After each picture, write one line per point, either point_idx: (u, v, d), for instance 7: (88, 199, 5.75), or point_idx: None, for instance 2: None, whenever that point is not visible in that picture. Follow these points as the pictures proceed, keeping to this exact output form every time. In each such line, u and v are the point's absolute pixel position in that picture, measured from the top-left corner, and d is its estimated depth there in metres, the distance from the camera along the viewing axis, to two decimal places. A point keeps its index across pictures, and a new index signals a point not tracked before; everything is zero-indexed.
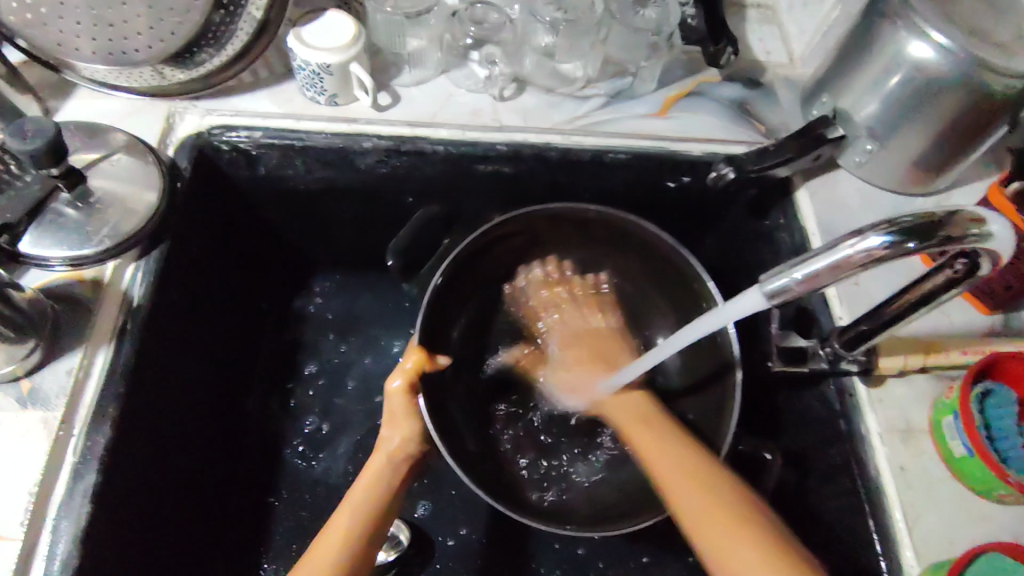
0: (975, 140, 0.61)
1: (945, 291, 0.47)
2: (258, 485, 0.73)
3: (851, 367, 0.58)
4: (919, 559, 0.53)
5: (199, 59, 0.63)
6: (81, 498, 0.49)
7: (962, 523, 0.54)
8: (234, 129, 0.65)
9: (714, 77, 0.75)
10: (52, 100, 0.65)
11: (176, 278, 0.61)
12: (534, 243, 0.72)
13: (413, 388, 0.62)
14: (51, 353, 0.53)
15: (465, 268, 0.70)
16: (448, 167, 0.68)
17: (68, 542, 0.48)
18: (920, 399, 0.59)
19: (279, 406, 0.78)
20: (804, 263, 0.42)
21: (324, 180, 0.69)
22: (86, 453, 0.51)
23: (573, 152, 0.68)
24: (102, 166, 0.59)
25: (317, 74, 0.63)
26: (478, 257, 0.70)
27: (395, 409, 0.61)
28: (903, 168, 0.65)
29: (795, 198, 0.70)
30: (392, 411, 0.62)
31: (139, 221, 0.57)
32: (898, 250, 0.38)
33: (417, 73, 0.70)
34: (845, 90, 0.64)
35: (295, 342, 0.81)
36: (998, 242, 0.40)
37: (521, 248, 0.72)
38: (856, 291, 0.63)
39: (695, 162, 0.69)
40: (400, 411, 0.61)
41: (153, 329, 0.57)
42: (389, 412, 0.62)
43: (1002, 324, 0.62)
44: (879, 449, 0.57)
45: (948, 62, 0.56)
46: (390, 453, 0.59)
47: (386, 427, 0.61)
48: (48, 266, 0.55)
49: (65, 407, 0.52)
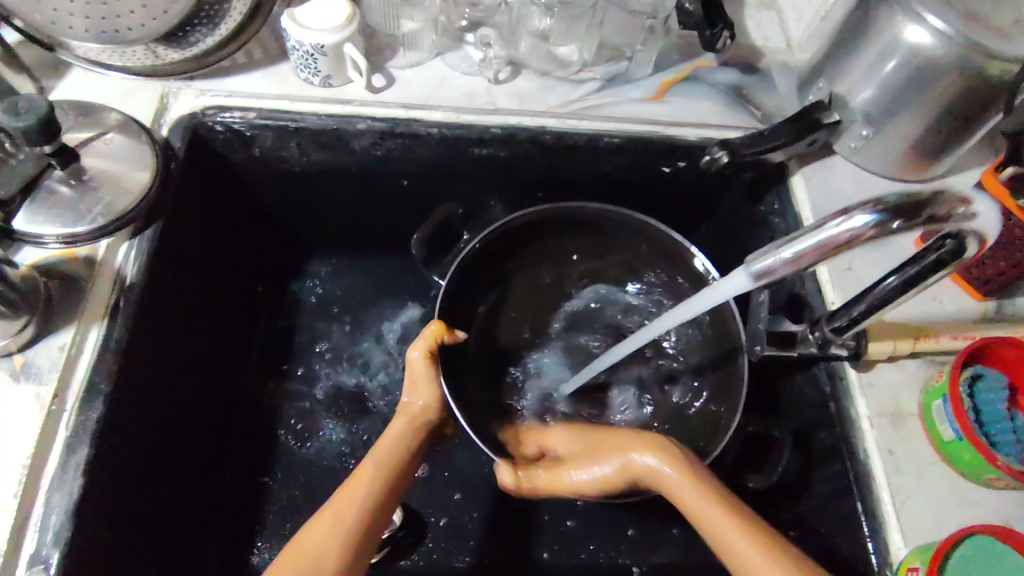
0: (970, 125, 0.60)
1: (932, 274, 0.46)
2: (251, 465, 0.73)
3: (840, 352, 0.57)
4: (906, 541, 0.53)
5: (194, 38, 0.63)
6: (74, 471, 0.50)
7: (949, 504, 0.54)
8: (228, 110, 0.64)
9: (711, 62, 0.74)
10: (47, 79, 0.65)
11: (171, 259, 0.61)
12: (546, 237, 0.74)
13: (433, 358, 0.60)
14: (45, 329, 0.54)
15: (496, 242, 0.71)
16: (443, 149, 0.68)
17: (61, 514, 0.48)
18: (911, 383, 0.59)
19: (273, 389, 0.78)
20: (792, 241, 0.42)
21: (319, 162, 0.69)
22: (79, 428, 0.51)
23: (568, 136, 0.68)
24: (95, 145, 0.59)
25: (311, 55, 0.63)
26: (502, 244, 0.72)
27: (416, 377, 0.60)
28: (901, 153, 0.65)
29: (791, 183, 0.68)
30: (412, 380, 0.60)
31: (132, 200, 0.58)
32: (883, 230, 0.39)
33: (412, 55, 0.70)
34: (840, 75, 0.64)
35: (291, 324, 0.82)
36: (983, 221, 0.41)
37: (536, 239, 0.74)
38: (848, 276, 0.62)
39: (690, 147, 0.69)
40: (420, 378, 0.59)
41: (146, 308, 0.58)
42: (410, 380, 0.60)
43: (994, 310, 0.62)
44: (869, 432, 0.57)
45: (945, 48, 0.55)
46: (410, 417, 0.58)
47: (406, 391, 0.60)
48: (43, 244, 0.56)
49: (58, 383, 0.52)
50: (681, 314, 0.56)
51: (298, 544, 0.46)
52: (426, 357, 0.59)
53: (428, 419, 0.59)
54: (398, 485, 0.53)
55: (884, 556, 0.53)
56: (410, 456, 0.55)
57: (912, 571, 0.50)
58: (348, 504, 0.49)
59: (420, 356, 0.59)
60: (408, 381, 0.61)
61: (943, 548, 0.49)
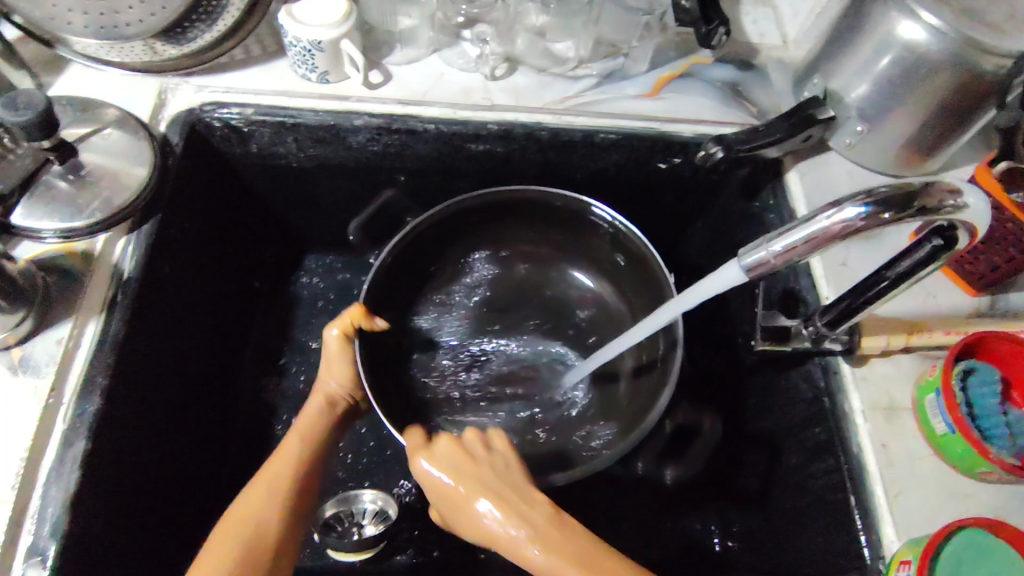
0: (965, 121, 0.61)
1: (923, 267, 0.46)
2: (246, 460, 0.73)
3: (834, 346, 0.59)
4: (899, 534, 0.53)
5: (191, 34, 0.63)
6: (71, 465, 0.50)
7: (942, 497, 0.54)
8: (225, 106, 0.65)
9: (706, 59, 0.75)
10: (46, 75, 0.65)
11: (168, 254, 0.62)
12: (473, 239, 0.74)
13: (350, 339, 0.60)
14: (43, 323, 0.54)
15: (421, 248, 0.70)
16: (440, 145, 0.69)
17: (58, 507, 0.48)
18: (904, 378, 0.59)
19: (270, 383, 0.78)
20: (783, 234, 0.42)
21: (316, 158, 0.70)
22: (76, 421, 0.51)
23: (564, 131, 0.68)
24: (93, 140, 0.59)
25: (308, 51, 0.63)
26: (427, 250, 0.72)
27: (332, 356, 0.60)
28: (896, 149, 0.65)
29: (785, 179, 0.69)
30: (329, 360, 0.61)
31: (129, 195, 0.58)
32: (874, 221, 0.39)
33: (409, 52, 0.71)
34: (836, 72, 0.64)
35: (288, 318, 0.82)
36: (974, 213, 0.41)
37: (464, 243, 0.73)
38: (842, 271, 0.63)
39: (686, 142, 0.69)
40: (334, 356, 0.60)
41: (142, 303, 0.58)
42: (325, 358, 0.61)
43: (989, 305, 0.62)
44: (863, 427, 0.57)
45: (938, 43, 0.56)
46: (327, 397, 0.60)
47: (322, 369, 0.61)
48: (41, 238, 0.56)
49: (55, 376, 0.52)
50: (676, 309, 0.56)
51: (234, 512, 0.50)
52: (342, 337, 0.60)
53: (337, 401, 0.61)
54: (322, 457, 0.56)
55: (877, 549, 0.53)
56: (330, 429, 0.59)
57: (905, 564, 0.50)
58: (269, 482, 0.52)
59: (337, 337, 0.60)
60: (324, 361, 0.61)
61: (945, 530, 0.50)
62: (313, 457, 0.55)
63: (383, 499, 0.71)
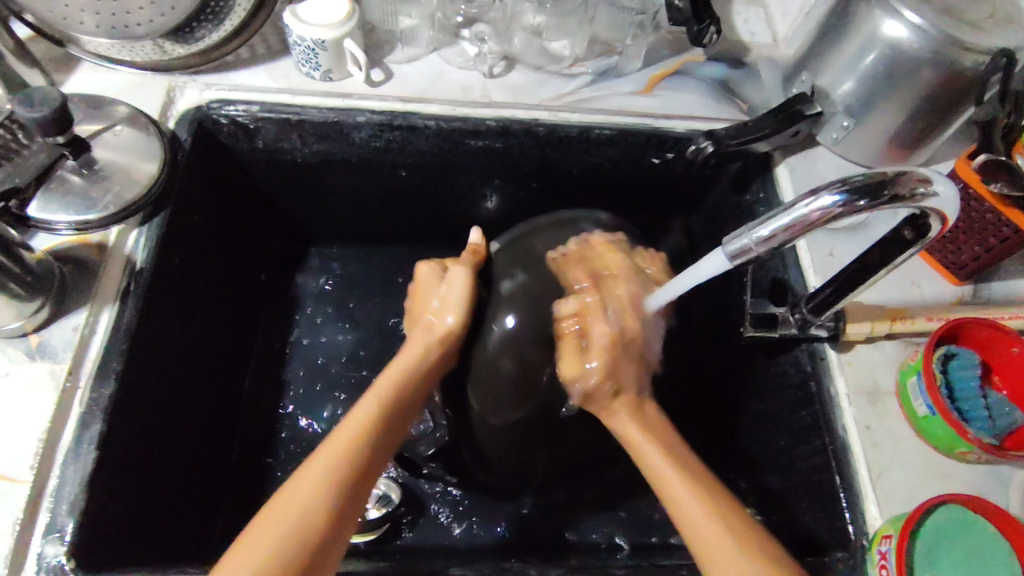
0: (946, 116, 0.63)
1: (901, 253, 0.49)
2: (256, 447, 0.76)
3: (820, 333, 0.61)
4: (881, 511, 0.55)
5: (199, 34, 0.66)
6: (87, 446, 0.52)
7: (924, 476, 0.57)
8: (232, 103, 0.67)
9: (699, 57, 0.77)
10: (58, 74, 0.67)
11: (178, 246, 0.64)
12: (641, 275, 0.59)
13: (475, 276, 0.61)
14: (59, 311, 0.56)
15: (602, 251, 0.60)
16: (440, 141, 0.71)
17: (75, 485, 0.50)
18: (888, 364, 0.62)
19: (275, 375, 0.80)
20: (765, 221, 0.43)
21: (320, 153, 0.72)
22: (93, 404, 0.53)
23: (560, 128, 0.70)
24: (105, 136, 0.61)
25: (312, 50, 0.66)
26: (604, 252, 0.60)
27: (455, 294, 0.60)
28: (881, 143, 0.68)
29: (775, 173, 0.71)
30: (449, 294, 0.60)
31: (141, 188, 0.60)
32: (850, 208, 0.41)
33: (410, 51, 0.73)
34: (824, 68, 0.67)
35: (293, 311, 0.85)
36: (945, 200, 0.42)
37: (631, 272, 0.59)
38: (829, 261, 0.65)
39: (678, 138, 0.71)
40: (455, 300, 0.60)
41: (153, 292, 0.60)
42: (446, 295, 0.60)
43: (971, 293, 0.65)
44: (848, 409, 0.60)
45: (920, 41, 0.58)
46: (437, 335, 0.59)
47: (439, 305, 0.60)
48: (56, 231, 0.58)
49: (72, 360, 0.54)
50: (693, 280, 0.50)
51: (306, 468, 0.48)
52: (467, 281, 0.60)
53: (447, 342, 0.59)
54: (396, 418, 0.54)
55: (861, 526, 0.55)
56: (412, 389, 0.57)
57: (885, 538, 0.52)
58: (346, 438, 0.50)
59: (464, 281, 0.60)
60: (442, 296, 0.60)
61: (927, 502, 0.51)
62: (384, 418, 0.53)
63: (386, 484, 0.71)
